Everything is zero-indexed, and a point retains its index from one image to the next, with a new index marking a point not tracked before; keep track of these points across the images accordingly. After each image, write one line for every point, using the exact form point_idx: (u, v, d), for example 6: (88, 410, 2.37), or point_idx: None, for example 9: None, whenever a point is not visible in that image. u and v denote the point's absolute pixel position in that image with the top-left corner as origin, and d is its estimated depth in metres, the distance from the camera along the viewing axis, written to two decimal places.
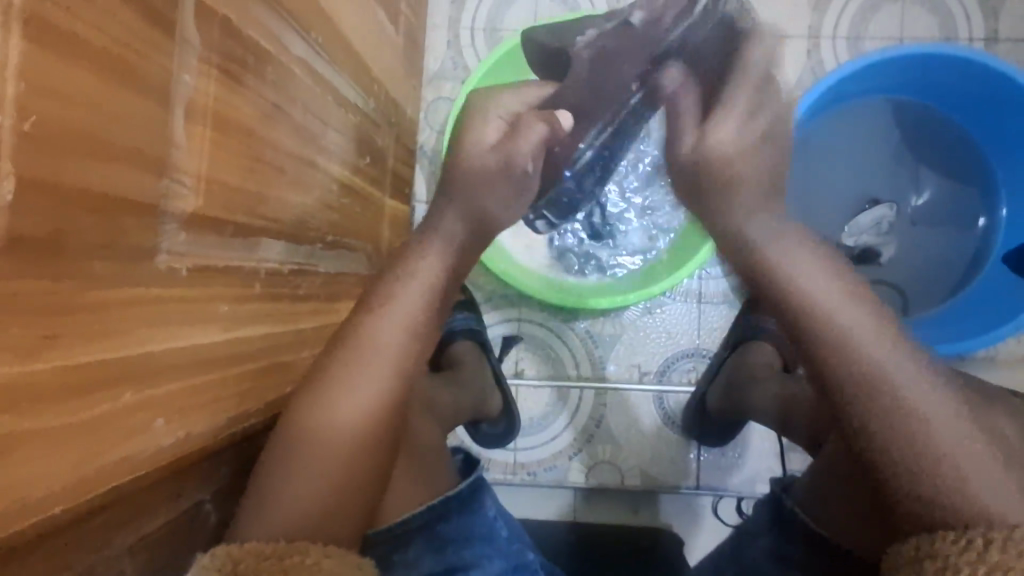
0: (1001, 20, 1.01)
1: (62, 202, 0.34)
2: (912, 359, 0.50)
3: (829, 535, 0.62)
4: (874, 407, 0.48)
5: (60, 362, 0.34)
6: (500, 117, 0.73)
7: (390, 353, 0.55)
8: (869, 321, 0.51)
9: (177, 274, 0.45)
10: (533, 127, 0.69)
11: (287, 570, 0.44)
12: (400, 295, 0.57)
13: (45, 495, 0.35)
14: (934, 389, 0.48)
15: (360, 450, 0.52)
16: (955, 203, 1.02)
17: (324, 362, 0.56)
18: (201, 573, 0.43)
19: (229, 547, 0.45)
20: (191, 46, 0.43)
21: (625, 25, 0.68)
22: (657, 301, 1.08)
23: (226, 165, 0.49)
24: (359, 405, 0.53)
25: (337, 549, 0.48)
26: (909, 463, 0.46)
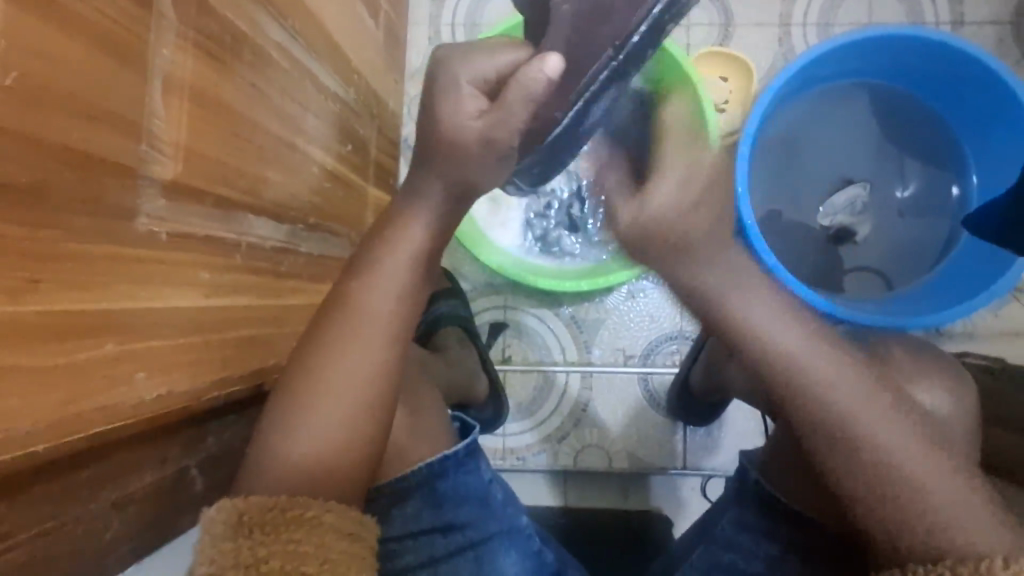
0: (966, 3, 1.04)
1: (43, 154, 0.36)
2: (868, 392, 0.53)
3: (788, 501, 0.65)
4: (838, 446, 0.53)
5: (45, 305, 0.37)
6: (472, 82, 0.58)
7: (381, 319, 0.57)
8: (831, 365, 0.54)
9: (157, 237, 0.47)
10: (532, 78, 0.53)
11: (290, 523, 0.47)
12: (387, 261, 0.58)
13: (32, 429, 0.37)
14: (891, 416, 0.53)
15: (359, 413, 0.55)
16: (926, 182, 1.05)
17: (317, 329, 0.58)
18: (210, 526, 0.46)
19: (233, 501, 0.48)
20: (167, 20, 0.46)
21: None
22: (639, 285, 1.10)
23: (206, 137, 0.52)
24: (353, 373, 0.55)
25: (338, 505, 0.51)
26: (874, 489, 0.52)
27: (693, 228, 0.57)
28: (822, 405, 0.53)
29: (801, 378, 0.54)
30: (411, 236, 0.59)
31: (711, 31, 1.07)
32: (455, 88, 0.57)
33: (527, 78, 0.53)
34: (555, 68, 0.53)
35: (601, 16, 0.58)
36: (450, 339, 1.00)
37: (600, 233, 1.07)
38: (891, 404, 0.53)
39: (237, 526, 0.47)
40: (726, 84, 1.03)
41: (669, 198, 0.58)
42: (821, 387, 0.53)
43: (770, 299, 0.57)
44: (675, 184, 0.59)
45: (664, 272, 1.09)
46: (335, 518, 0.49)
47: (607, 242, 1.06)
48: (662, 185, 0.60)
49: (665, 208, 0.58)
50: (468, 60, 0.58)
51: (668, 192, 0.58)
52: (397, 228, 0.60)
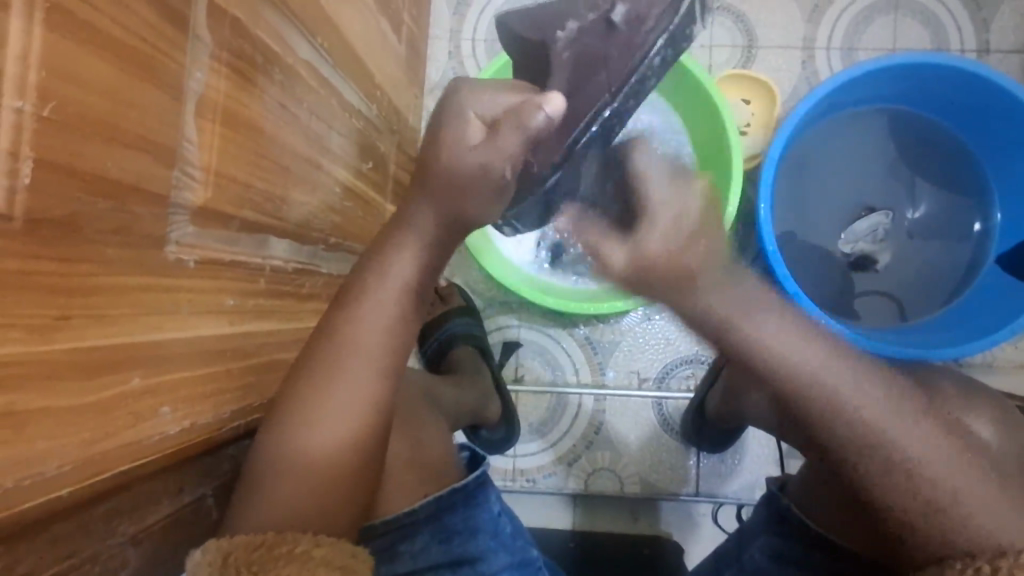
0: (992, 31, 1.03)
1: (77, 186, 0.35)
2: (890, 397, 0.49)
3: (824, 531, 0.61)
4: (859, 456, 0.49)
5: (69, 343, 0.36)
6: (478, 114, 0.55)
7: (373, 353, 0.55)
8: (854, 377, 0.49)
9: (185, 264, 0.46)
10: (532, 114, 0.52)
11: (277, 560, 0.46)
12: (374, 290, 0.56)
13: (60, 472, 0.36)
14: (923, 425, 0.49)
15: (350, 445, 0.53)
16: (948, 209, 1.03)
17: (307, 363, 0.55)
18: (194, 569, 0.44)
19: (219, 542, 0.46)
20: (202, 42, 0.45)
21: (607, 25, 0.60)
22: (656, 307, 1.07)
23: (235, 159, 0.51)
24: (345, 413, 0.53)
25: (329, 539, 0.49)
26: (915, 497, 0.48)
27: (691, 263, 0.49)
28: (842, 416, 0.48)
29: (823, 396, 0.49)
30: (402, 266, 0.57)
31: (735, 52, 1.05)
32: (458, 116, 0.55)
33: (528, 113, 0.52)
34: (558, 105, 0.52)
35: (599, 65, 0.60)
36: (463, 359, 0.98)
37: None
38: (916, 411, 0.49)
39: (222, 568, 0.44)
40: (748, 106, 1.02)
41: (664, 197, 0.50)
42: (839, 401, 0.48)
43: (775, 315, 0.51)
44: (669, 219, 0.49)
45: None
46: (326, 553, 0.48)
47: None
48: (659, 216, 0.49)
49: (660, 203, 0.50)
50: (479, 91, 0.56)
51: (669, 210, 0.50)
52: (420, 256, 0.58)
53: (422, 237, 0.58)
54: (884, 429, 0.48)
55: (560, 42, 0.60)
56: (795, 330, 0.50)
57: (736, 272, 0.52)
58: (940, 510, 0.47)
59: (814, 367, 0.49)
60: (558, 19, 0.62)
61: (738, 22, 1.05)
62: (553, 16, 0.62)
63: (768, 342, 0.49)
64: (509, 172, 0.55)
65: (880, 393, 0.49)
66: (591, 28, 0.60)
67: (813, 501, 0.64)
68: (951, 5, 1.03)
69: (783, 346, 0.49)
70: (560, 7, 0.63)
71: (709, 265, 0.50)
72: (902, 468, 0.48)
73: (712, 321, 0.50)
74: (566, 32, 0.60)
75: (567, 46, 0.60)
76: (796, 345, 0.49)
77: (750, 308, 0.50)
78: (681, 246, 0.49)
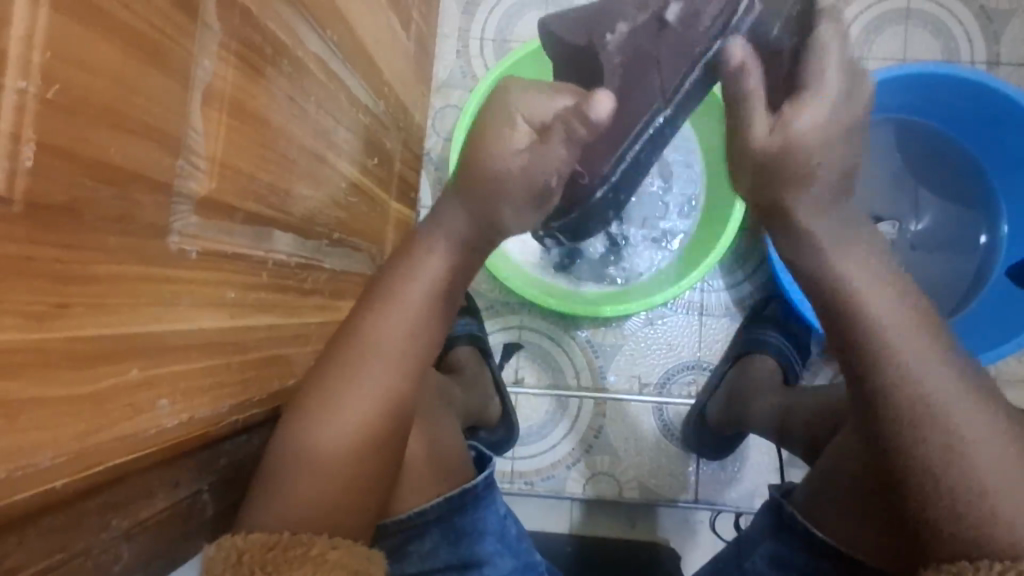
0: (1003, 43, 1.02)
1: (79, 172, 0.34)
2: (961, 379, 0.48)
3: (827, 536, 0.60)
4: (922, 427, 0.47)
5: (67, 331, 0.35)
6: (524, 120, 0.59)
7: (393, 352, 0.56)
8: (928, 355, 0.49)
9: (187, 255, 0.45)
10: (580, 118, 0.59)
11: (290, 561, 0.46)
12: (402, 291, 0.58)
13: (53, 464, 0.35)
14: (987, 420, 0.47)
15: (365, 450, 0.53)
16: (956, 221, 1.02)
17: (325, 364, 0.56)
18: (207, 562, 0.46)
19: (235, 540, 0.46)
20: (211, 32, 0.44)
21: (659, 23, 0.62)
22: (658, 311, 1.06)
23: (241, 150, 0.50)
24: (356, 415, 0.53)
25: (344, 542, 0.49)
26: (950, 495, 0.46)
27: (817, 161, 0.52)
28: (910, 385, 0.48)
29: (909, 385, 0.48)
30: (430, 261, 0.60)
31: None
32: (506, 118, 0.60)
33: (574, 121, 0.59)
34: (604, 110, 0.58)
35: (650, 63, 0.64)
36: (465, 361, 0.97)
37: (626, 261, 1.03)
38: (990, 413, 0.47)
39: (235, 565, 0.45)
40: None
41: (815, 119, 0.52)
42: (908, 367, 0.48)
43: (871, 259, 0.53)
44: (797, 128, 0.52)
45: (686, 300, 1.05)
46: (341, 556, 0.47)
47: (628, 274, 1.03)
48: (808, 111, 0.52)
49: (812, 126, 0.52)
50: (524, 96, 0.60)
51: (818, 111, 0.52)
52: (406, 270, 0.59)
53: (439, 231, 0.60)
54: (954, 413, 0.47)
55: (610, 46, 0.62)
56: (887, 287, 0.51)
57: (863, 233, 0.54)
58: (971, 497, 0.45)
59: (894, 325, 0.50)
60: (607, 21, 0.63)
61: None
62: (601, 18, 0.63)
63: (848, 275, 0.52)
64: (553, 180, 0.62)
65: (966, 388, 0.48)
66: (643, 27, 0.62)
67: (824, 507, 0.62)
68: (963, 17, 1.03)
69: (866, 292, 0.51)
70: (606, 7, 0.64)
71: (825, 225, 0.54)
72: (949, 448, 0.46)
73: (805, 237, 0.54)
74: (616, 37, 0.62)
75: (617, 51, 0.63)
76: (878, 295, 0.51)
77: (842, 238, 0.53)
78: (821, 137, 0.52)
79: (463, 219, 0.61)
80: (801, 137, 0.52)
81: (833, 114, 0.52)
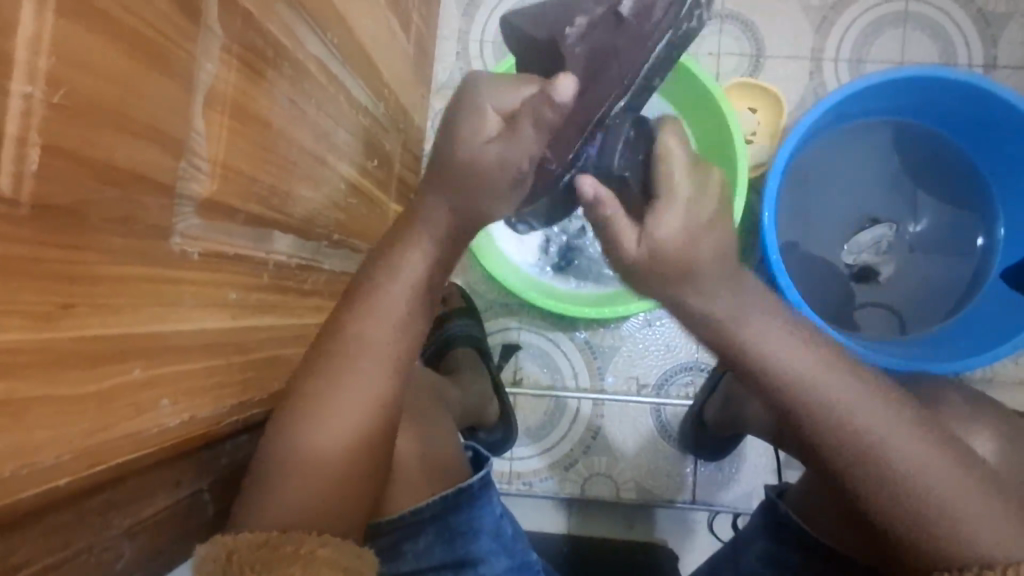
0: (1000, 47, 1.03)
1: (84, 174, 0.35)
2: (893, 407, 0.48)
3: (817, 537, 0.61)
4: (869, 485, 0.47)
5: (73, 331, 0.36)
6: (495, 111, 0.53)
7: (380, 352, 0.55)
8: (866, 406, 0.47)
9: (190, 256, 0.46)
10: (546, 103, 0.48)
11: (281, 560, 0.46)
12: (383, 294, 0.56)
13: (58, 462, 0.36)
14: (931, 445, 0.47)
15: (354, 454, 0.53)
16: (952, 224, 1.02)
17: (313, 364, 0.56)
18: (197, 563, 0.44)
19: (224, 537, 0.46)
20: (214, 35, 0.45)
21: (614, 15, 0.52)
22: (656, 313, 1.06)
23: (242, 152, 0.50)
24: (349, 416, 0.54)
25: (334, 539, 0.49)
26: (907, 522, 0.46)
27: (696, 253, 0.48)
28: (850, 444, 0.47)
29: (844, 433, 0.47)
30: (413, 262, 0.58)
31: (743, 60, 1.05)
32: (476, 112, 0.53)
33: (540, 104, 0.48)
34: (567, 91, 0.48)
35: (612, 56, 0.53)
36: (463, 361, 0.97)
37: None
38: (937, 443, 0.47)
39: (225, 565, 0.44)
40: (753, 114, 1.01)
41: (678, 227, 0.47)
42: (847, 416, 0.47)
43: (789, 329, 0.49)
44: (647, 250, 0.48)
45: None
46: (331, 553, 0.47)
47: None
48: (669, 206, 0.48)
49: (673, 232, 0.47)
50: (491, 88, 0.54)
51: (684, 191, 0.48)
52: (385, 274, 0.57)
53: (426, 226, 0.57)
54: (891, 454, 0.46)
55: (570, 38, 0.54)
56: (802, 347, 0.48)
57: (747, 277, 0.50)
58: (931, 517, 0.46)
59: (815, 387, 0.47)
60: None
61: (747, 31, 1.05)
62: (561, 9, 0.56)
63: (763, 346, 0.48)
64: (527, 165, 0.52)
65: (894, 417, 0.47)
66: (602, 21, 0.53)
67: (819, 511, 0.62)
68: (961, 21, 1.03)
69: (772, 351, 0.48)
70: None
71: (710, 276, 0.48)
72: (898, 490, 0.46)
73: (693, 318, 0.50)
74: (576, 28, 0.54)
75: (579, 41, 0.54)
76: (792, 357, 0.48)
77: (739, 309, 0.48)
78: (685, 234, 0.47)
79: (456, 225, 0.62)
80: (665, 242, 0.47)
81: (704, 212, 0.48)
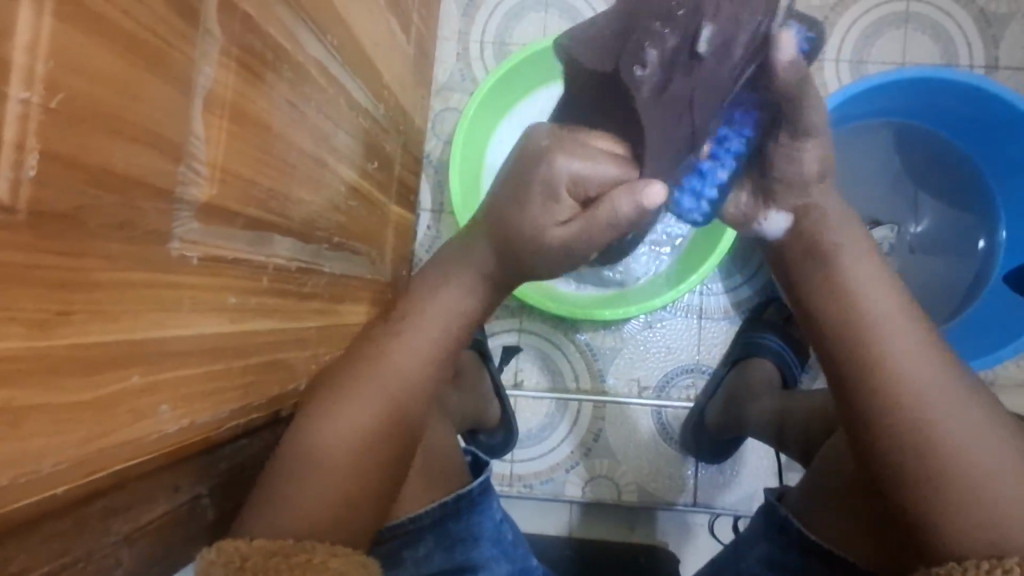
0: (1002, 48, 1.02)
1: (81, 179, 0.35)
2: (939, 367, 0.53)
3: (822, 542, 0.60)
4: (904, 436, 0.52)
5: (71, 338, 0.35)
6: (561, 188, 0.54)
7: (401, 362, 0.60)
8: (916, 354, 0.54)
9: (188, 261, 0.46)
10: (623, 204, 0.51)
11: (293, 569, 0.47)
12: (428, 304, 0.63)
13: (55, 470, 0.36)
14: (966, 412, 0.51)
15: (365, 463, 0.55)
16: (953, 226, 1.02)
17: (346, 371, 0.60)
18: (207, 567, 0.46)
19: (237, 544, 0.47)
20: (213, 38, 0.44)
21: (693, 56, 0.48)
22: (657, 315, 1.06)
23: (241, 156, 0.50)
24: (366, 419, 0.56)
25: (343, 549, 0.50)
26: (923, 477, 0.50)
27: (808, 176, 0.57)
28: (894, 380, 0.53)
29: (893, 365, 0.53)
30: (448, 293, 0.63)
31: None
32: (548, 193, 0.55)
33: (621, 202, 0.51)
34: (655, 199, 0.49)
35: (690, 109, 0.50)
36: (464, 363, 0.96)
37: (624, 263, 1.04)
38: (974, 409, 0.52)
39: (240, 571, 0.46)
40: None
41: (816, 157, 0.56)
42: (895, 360, 0.53)
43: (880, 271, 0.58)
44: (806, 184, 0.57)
45: (685, 303, 1.06)
46: (341, 564, 0.48)
47: (625, 275, 1.04)
48: (813, 143, 0.55)
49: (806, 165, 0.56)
50: (561, 163, 0.53)
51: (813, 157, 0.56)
52: (423, 300, 0.63)
53: (463, 265, 0.63)
54: (927, 401, 0.52)
55: (642, 86, 0.49)
56: (888, 285, 0.57)
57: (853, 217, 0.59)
58: (954, 479, 0.49)
59: (885, 322, 0.55)
60: (633, 47, 0.49)
61: None
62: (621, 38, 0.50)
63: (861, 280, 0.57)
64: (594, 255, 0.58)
65: (940, 371, 0.53)
66: (675, 59, 0.48)
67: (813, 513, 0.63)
68: (962, 20, 1.03)
69: (868, 286, 0.56)
70: (628, 28, 0.50)
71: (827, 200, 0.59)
72: (928, 446, 0.51)
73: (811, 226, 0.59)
74: (647, 71, 0.48)
75: (654, 93, 0.49)
76: (877, 289, 0.56)
77: (841, 223, 0.58)
78: (818, 169, 0.57)
79: (481, 253, 0.62)
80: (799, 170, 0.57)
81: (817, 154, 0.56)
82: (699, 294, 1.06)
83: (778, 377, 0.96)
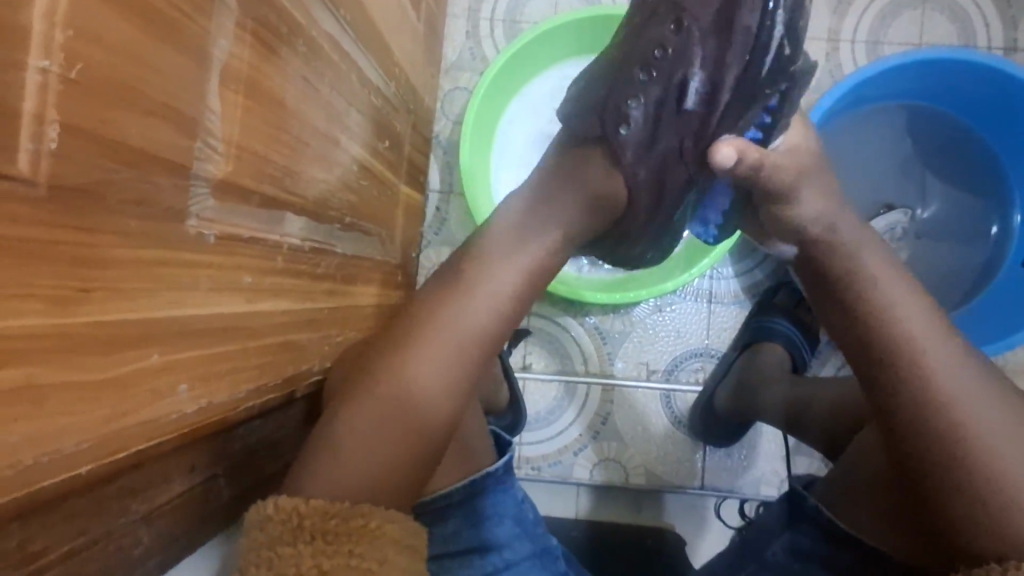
0: (1021, 29, 1.01)
1: (97, 153, 0.33)
2: (965, 369, 0.54)
3: (847, 527, 0.61)
4: (930, 434, 0.52)
5: (91, 317, 0.35)
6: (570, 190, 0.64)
7: (445, 339, 0.58)
8: (944, 357, 0.54)
9: (205, 239, 0.45)
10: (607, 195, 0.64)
11: (351, 533, 0.47)
12: (476, 281, 0.61)
13: (78, 449, 0.35)
14: (997, 412, 0.52)
15: (403, 445, 0.54)
16: (965, 211, 1.01)
17: (376, 355, 0.59)
18: (267, 522, 0.47)
19: (296, 504, 0.47)
20: (228, 9, 0.43)
21: (679, 106, 0.61)
22: (667, 299, 1.05)
23: (255, 131, 0.49)
24: (405, 394, 0.56)
25: (398, 514, 0.51)
26: (951, 477, 0.51)
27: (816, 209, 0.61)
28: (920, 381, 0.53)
29: (921, 365, 0.54)
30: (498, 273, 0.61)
31: None
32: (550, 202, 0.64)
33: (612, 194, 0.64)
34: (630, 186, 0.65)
35: (676, 158, 0.63)
36: None
37: None
38: (1003, 409, 0.52)
39: (297, 527, 0.46)
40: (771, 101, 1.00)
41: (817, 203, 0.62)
42: (923, 362, 0.54)
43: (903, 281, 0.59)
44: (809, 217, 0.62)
45: (695, 287, 1.05)
46: (395, 531, 0.49)
47: None
48: (808, 193, 0.62)
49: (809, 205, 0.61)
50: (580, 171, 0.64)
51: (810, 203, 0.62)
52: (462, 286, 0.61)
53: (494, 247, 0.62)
54: (957, 401, 0.52)
55: (627, 142, 0.62)
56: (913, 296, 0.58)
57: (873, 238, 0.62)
58: (985, 477, 0.50)
59: (911, 328, 0.55)
60: (619, 107, 0.62)
61: None
62: (610, 89, 0.63)
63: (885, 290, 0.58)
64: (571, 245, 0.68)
65: (968, 372, 0.53)
66: (661, 113, 0.61)
67: (840, 498, 0.63)
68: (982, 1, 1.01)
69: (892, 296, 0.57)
70: (611, 89, 0.63)
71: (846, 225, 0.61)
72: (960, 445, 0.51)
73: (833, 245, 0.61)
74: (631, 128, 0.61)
75: (638, 151, 0.62)
76: (901, 298, 0.57)
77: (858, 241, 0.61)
78: (818, 210, 0.62)
79: (515, 240, 0.63)
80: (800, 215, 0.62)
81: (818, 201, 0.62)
82: (710, 278, 1.05)
83: (790, 362, 0.96)
